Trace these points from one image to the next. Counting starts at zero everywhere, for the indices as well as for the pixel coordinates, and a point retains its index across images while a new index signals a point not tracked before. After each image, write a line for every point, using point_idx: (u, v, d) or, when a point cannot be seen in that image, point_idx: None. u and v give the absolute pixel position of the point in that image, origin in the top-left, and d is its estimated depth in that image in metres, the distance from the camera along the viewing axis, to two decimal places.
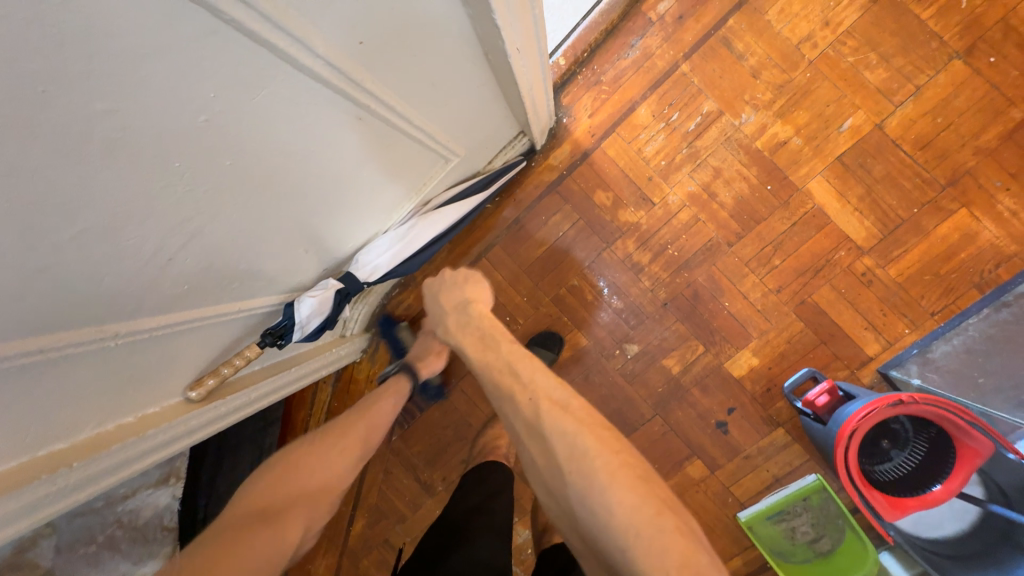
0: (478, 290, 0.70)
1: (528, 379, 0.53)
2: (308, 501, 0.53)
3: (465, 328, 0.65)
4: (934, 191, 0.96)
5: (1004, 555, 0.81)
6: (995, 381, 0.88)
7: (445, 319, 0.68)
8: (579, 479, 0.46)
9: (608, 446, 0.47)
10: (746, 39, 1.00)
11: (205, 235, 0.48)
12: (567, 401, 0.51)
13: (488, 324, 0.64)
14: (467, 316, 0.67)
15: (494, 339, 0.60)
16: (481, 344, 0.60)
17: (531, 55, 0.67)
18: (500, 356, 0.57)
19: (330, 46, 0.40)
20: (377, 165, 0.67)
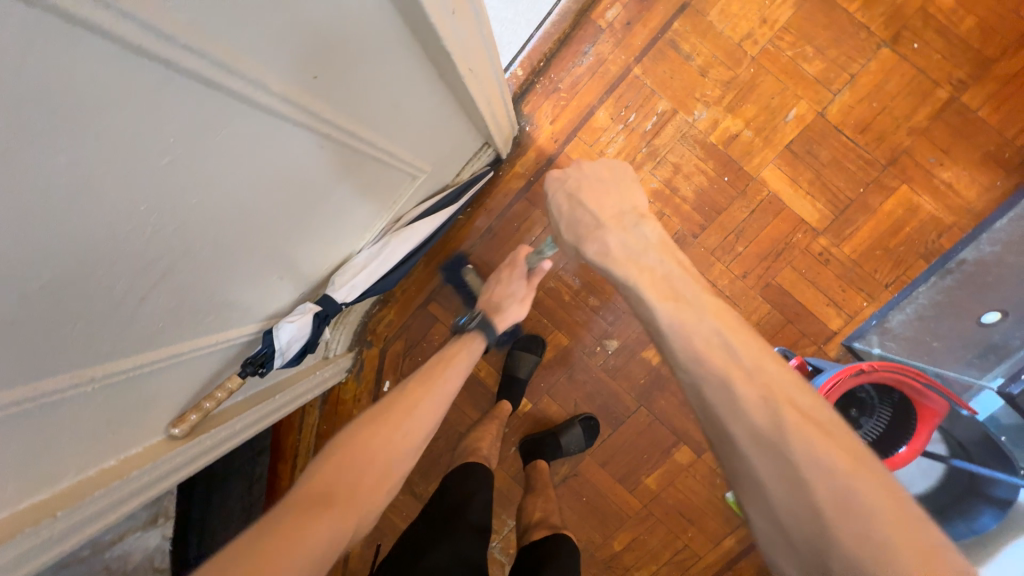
0: (635, 207, 0.64)
1: (754, 364, 0.48)
2: (369, 482, 0.60)
3: (632, 255, 0.59)
4: (877, 171, 1.02)
5: (967, 506, 0.88)
6: (947, 342, 0.97)
7: (602, 233, 0.62)
8: (850, 528, 0.40)
9: (884, 492, 0.41)
10: (691, 40, 1.05)
11: (175, 272, 0.49)
12: (818, 414, 0.46)
13: (671, 267, 0.58)
14: (639, 238, 0.61)
15: (687, 289, 0.55)
16: (670, 295, 0.55)
17: (486, 71, 0.69)
18: (708, 317, 0.52)
19: (285, 82, 0.42)
20: (345, 187, 0.68)
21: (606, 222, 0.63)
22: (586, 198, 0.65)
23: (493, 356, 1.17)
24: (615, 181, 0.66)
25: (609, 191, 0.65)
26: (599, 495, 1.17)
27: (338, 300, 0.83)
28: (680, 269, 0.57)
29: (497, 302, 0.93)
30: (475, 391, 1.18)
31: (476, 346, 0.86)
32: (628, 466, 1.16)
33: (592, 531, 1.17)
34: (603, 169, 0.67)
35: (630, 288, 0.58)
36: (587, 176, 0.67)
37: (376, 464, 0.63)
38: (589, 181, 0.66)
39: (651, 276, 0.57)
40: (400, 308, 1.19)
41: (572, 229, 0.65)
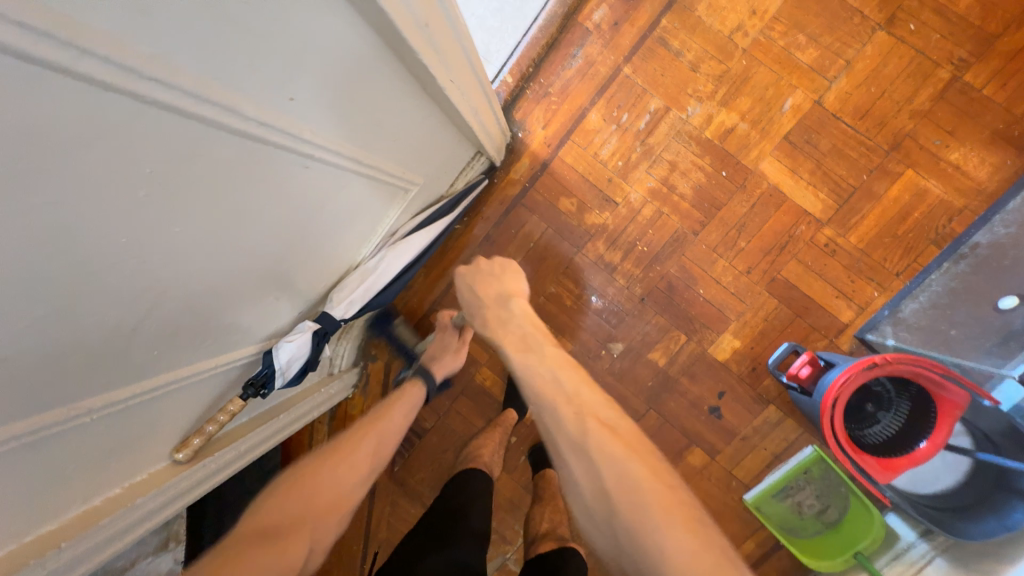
0: (508, 290, 0.74)
1: (573, 392, 0.53)
2: (309, 516, 0.56)
3: (498, 322, 0.68)
4: (880, 157, 0.99)
5: (998, 501, 0.83)
6: (965, 330, 0.92)
7: (482, 312, 0.71)
8: (626, 502, 0.44)
9: (651, 471, 0.46)
10: (680, 37, 1.04)
11: (166, 301, 0.49)
12: (615, 423, 0.51)
13: (527, 325, 0.66)
14: (506, 313, 0.69)
15: (535, 344, 0.62)
16: (519, 343, 0.62)
17: (467, 81, 0.69)
18: (546, 360, 0.58)
19: (260, 107, 0.42)
20: (334, 206, 0.68)
21: (485, 303, 0.72)
22: (474, 276, 0.77)
23: (498, 364, 1.17)
24: (500, 271, 0.77)
25: (498, 277, 0.76)
26: None
27: (337, 317, 0.83)
28: (535, 330, 0.65)
29: (431, 355, 0.99)
30: (481, 400, 1.17)
31: (416, 392, 0.87)
32: None
33: None
34: (494, 264, 0.79)
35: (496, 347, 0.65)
36: (480, 271, 0.77)
37: (319, 497, 0.59)
38: (484, 275, 0.77)
39: (508, 337, 0.64)
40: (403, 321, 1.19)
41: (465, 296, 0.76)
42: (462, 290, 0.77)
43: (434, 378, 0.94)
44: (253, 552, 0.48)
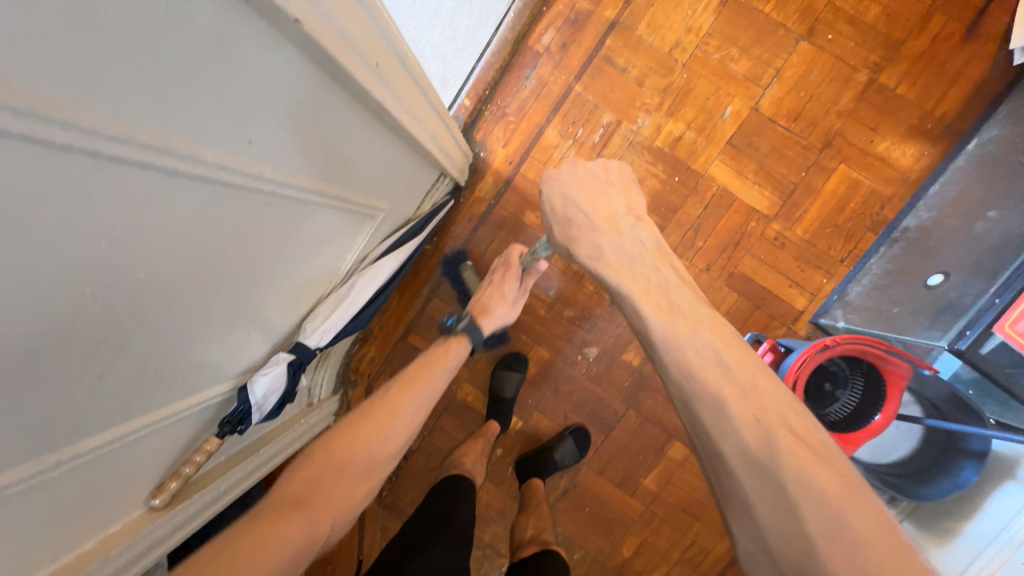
0: (629, 212, 0.68)
1: (749, 386, 0.50)
2: (342, 487, 0.65)
3: (627, 262, 0.63)
4: (815, 155, 1.08)
5: (949, 463, 0.90)
6: (905, 307, 1.01)
7: (599, 236, 0.66)
8: (836, 549, 0.41)
9: (862, 513, 0.43)
10: (625, 54, 1.11)
11: (133, 345, 0.49)
12: (807, 435, 0.47)
13: (667, 280, 0.61)
14: (630, 245, 0.65)
15: (682, 305, 0.58)
16: (663, 305, 0.58)
17: (423, 110, 0.72)
18: (699, 329, 0.54)
19: (218, 151, 0.43)
20: (301, 238, 0.69)
21: (601, 226, 0.66)
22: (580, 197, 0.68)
23: (478, 378, 1.18)
24: (613, 186, 0.70)
25: (606, 194, 0.69)
26: (601, 503, 1.18)
27: (312, 346, 0.83)
28: (674, 278, 0.62)
29: (486, 303, 0.94)
30: (465, 415, 1.18)
31: (458, 349, 0.88)
32: (625, 470, 1.17)
33: (599, 540, 1.18)
34: (602, 169, 0.71)
35: (626, 290, 0.61)
36: (586, 188, 0.69)
37: (351, 468, 0.67)
38: (593, 184, 0.70)
39: (639, 270, 0.62)
40: (380, 344, 1.20)
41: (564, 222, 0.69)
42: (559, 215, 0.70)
43: (482, 332, 0.91)
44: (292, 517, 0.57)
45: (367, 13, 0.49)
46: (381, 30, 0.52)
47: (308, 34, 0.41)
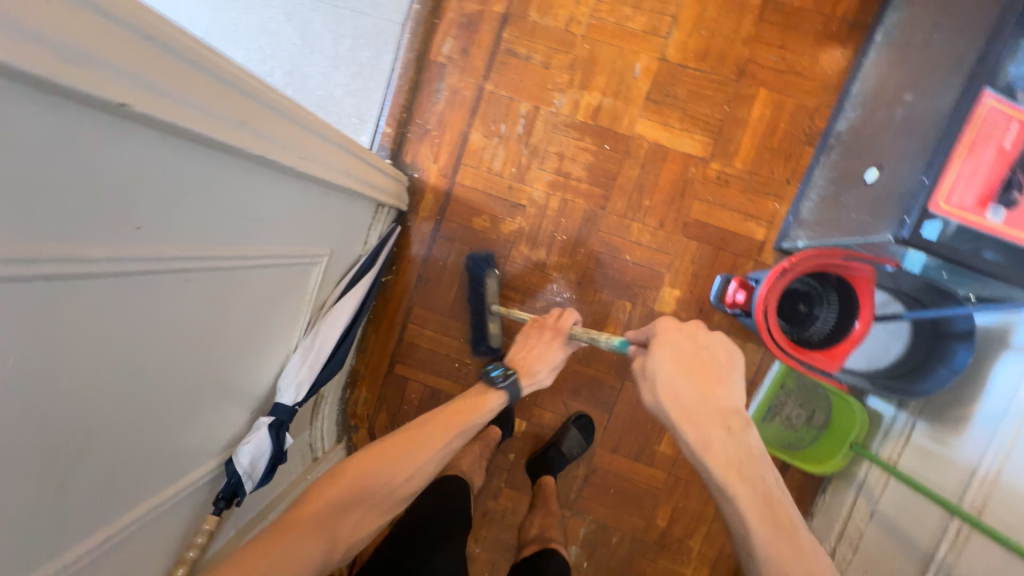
0: (734, 399, 0.61)
1: None
2: (362, 512, 0.65)
3: (733, 463, 0.56)
4: (732, 87, 1.07)
5: (943, 350, 0.88)
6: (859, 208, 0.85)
7: (699, 429, 0.59)
8: None
9: None
10: (524, 43, 1.12)
11: (86, 449, 0.51)
12: None
13: (767, 487, 0.55)
14: (739, 445, 0.57)
15: (783, 520, 0.53)
16: (766, 519, 0.53)
17: (321, 150, 0.73)
18: (807, 565, 0.50)
19: (109, 245, 0.44)
20: (240, 306, 0.70)
21: (703, 415, 0.59)
22: (691, 376, 0.62)
23: None
24: (725, 368, 0.62)
25: (710, 379, 0.61)
26: (624, 481, 1.17)
27: (288, 404, 0.83)
28: (776, 484, 0.56)
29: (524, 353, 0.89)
30: None
31: (494, 403, 0.83)
32: (638, 442, 1.16)
33: (633, 518, 1.17)
34: (716, 345, 0.64)
35: (723, 496, 0.56)
36: (700, 359, 0.63)
37: (372, 500, 0.66)
38: (693, 360, 0.63)
39: (748, 474, 0.56)
40: (370, 383, 1.21)
41: (669, 400, 0.61)
42: (669, 383, 0.62)
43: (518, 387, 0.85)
44: (312, 539, 0.58)
45: (207, 75, 0.48)
46: (231, 87, 0.52)
47: (141, 113, 0.41)
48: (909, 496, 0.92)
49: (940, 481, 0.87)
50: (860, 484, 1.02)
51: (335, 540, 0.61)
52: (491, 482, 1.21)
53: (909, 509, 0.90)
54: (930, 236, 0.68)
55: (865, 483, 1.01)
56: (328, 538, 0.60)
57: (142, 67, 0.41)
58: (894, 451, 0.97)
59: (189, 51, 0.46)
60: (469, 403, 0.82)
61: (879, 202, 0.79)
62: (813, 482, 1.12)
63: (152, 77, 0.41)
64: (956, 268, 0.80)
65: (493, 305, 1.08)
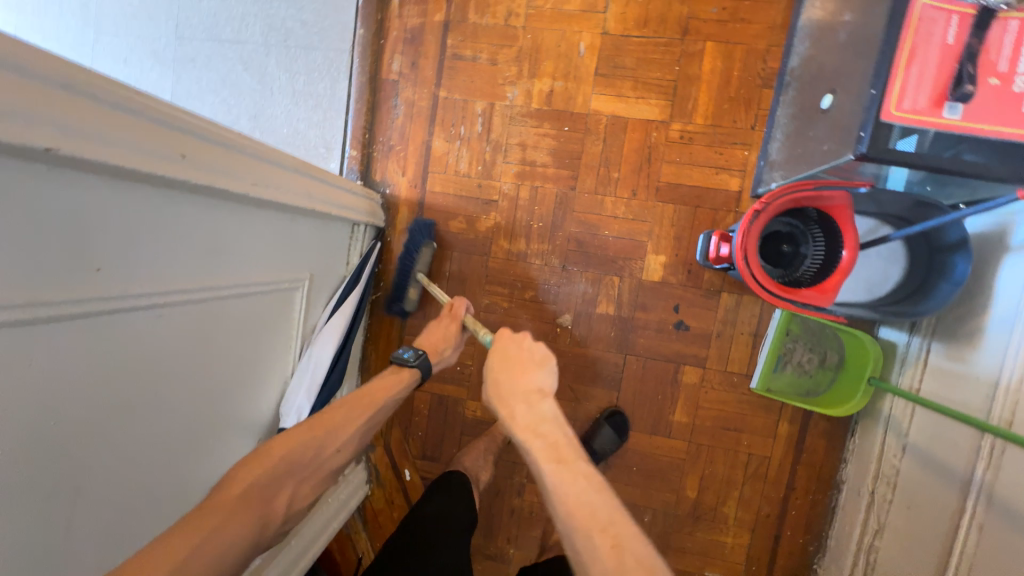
0: (537, 378, 0.70)
1: (608, 521, 0.52)
2: (292, 486, 0.68)
3: (531, 423, 0.63)
4: (679, 46, 1.07)
5: (940, 263, 0.85)
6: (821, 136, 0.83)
7: (508, 402, 0.67)
8: None
9: None
10: (469, 45, 1.14)
11: (85, 490, 0.54)
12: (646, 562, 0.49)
13: (558, 429, 0.63)
14: (539, 412, 0.65)
15: (565, 451, 0.59)
16: (550, 451, 0.59)
17: (284, 178, 0.75)
18: (581, 479, 0.56)
19: (70, 289, 0.47)
20: (225, 337, 0.72)
21: (513, 392, 0.68)
22: (505, 361, 0.72)
23: (478, 391, 1.20)
24: (529, 356, 0.73)
25: (519, 364, 0.71)
26: (645, 458, 1.15)
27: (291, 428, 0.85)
28: (567, 431, 0.63)
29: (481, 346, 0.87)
30: (481, 430, 1.21)
31: (407, 379, 0.88)
32: (653, 416, 1.14)
33: (662, 493, 1.15)
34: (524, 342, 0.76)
35: (523, 451, 0.62)
36: (511, 350, 0.74)
37: (300, 475, 0.70)
38: (508, 350, 0.74)
39: (546, 433, 0.62)
40: None
41: (490, 384, 0.70)
42: (491, 370, 0.72)
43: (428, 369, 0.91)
44: (244, 512, 0.60)
45: (142, 116, 0.49)
46: (173, 125, 0.53)
47: (70, 156, 0.42)
48: (939, 423, 0.87)
49: (965, 400, 0.82)
50: (886, 419, 0.99)
51: (269, 518, 0.63)
52: (514, 480, 1.21)
53: (942, 439, 0.86)
54: (908, 147, 0.66)
55: (891, 418, 0.97)
56: (261, 512, 0.62)
57: (64, 113, 0.42)
58: (915, 379, 0.93)
59: (119, 95, 0.47)
60: (384, 382, 0.86)
61: (837, 126, 0.77)
62: (840, 427, 1.08)
63: (84, 124, 0.43)
64: (939, 177, 0.77)
65: (418, 273, 1.11)
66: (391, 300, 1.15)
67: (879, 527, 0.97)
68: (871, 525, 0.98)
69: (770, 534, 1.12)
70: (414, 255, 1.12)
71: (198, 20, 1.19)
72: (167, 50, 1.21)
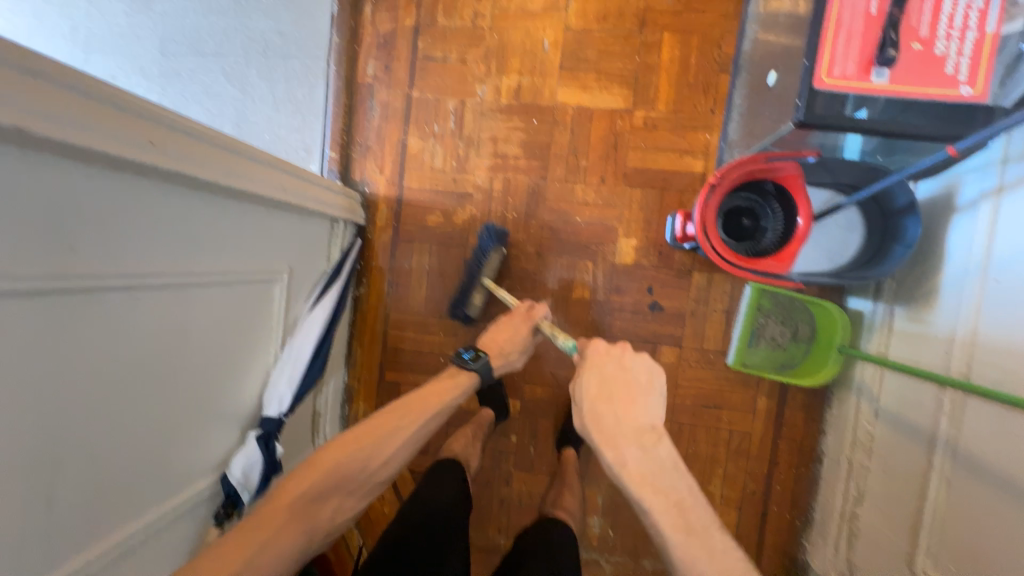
0: (651, 416, 0.63)
1: None
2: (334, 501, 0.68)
3: (647, 474, 0.58)
4: (638, 38, 1.12)
5: (894, 227, 0.88)
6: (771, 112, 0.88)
7: (621, 445, 0.60)
8: None
9: None
10: (439, 46, 1.20)
11: (64, 463, 0.56)
12: None
13: (682, 488, 0.58)
14: (655, 459, 0.59)
15: (694, 518, 0.56)
16: (676, 514, 0.56)
17: (254, 169, 0.79)
18: (712, 550, 0.53)
19: (41, 263, 0.50)
20: (203, 324, 0.75)
21: (627, 432, 0.61)
22: (611, 394, 0.65)
23: None
24: (638, 385, 0.66)
25: (629, 397, 0.64)
26: None
27: (274, 415, 0.88)
28: (690, 487, 0.58)
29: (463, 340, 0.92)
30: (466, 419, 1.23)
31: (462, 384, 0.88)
32: None
33: None
34: (629, 364, 0.68)
35: (640, 504, 0.57)
36: (615, 379, 0.66)
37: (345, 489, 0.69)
38: (612, 378, 0.66)
39: (672, 496, 0.57)
40: (365, 395, 1.24)
41: (595, 417, 0.63)
42: (595, 401, 0.64)
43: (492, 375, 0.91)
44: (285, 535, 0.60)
45: (107, 104, 0.53)
46: (134, 112, 0.56)
47: (41, 135, 0.46)
48: (905, 384, 0.89)
49: (926, 359, 0.85)
50: (859, 386, 1.01)
51: (314, 530, 0.64)
52: (500, 467, 1.23)
53: (908, 400, 0.87)
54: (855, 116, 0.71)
55: (863, 384, 0.99)
56: (308, 526, 0.63)
57: (32, 98, 0.46)
58: (882, 343, 0.96)
59: (82, 82, 0.51)
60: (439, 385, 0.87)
61: (783, 100, 0.81)
62: (818, 399, 1.10)
63: (48, 107, 0.47)
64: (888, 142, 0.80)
65: (484, 278, 1.10)
66: (455, 302, 1.13)
67: (859, 494, 0.98)
68: (852, 492, 0.99)
69: (757, 510, 1.13)
70: (483, 259, 1.11)
71: (182, 36, 1.25)
72: (153, 66, 1.26)
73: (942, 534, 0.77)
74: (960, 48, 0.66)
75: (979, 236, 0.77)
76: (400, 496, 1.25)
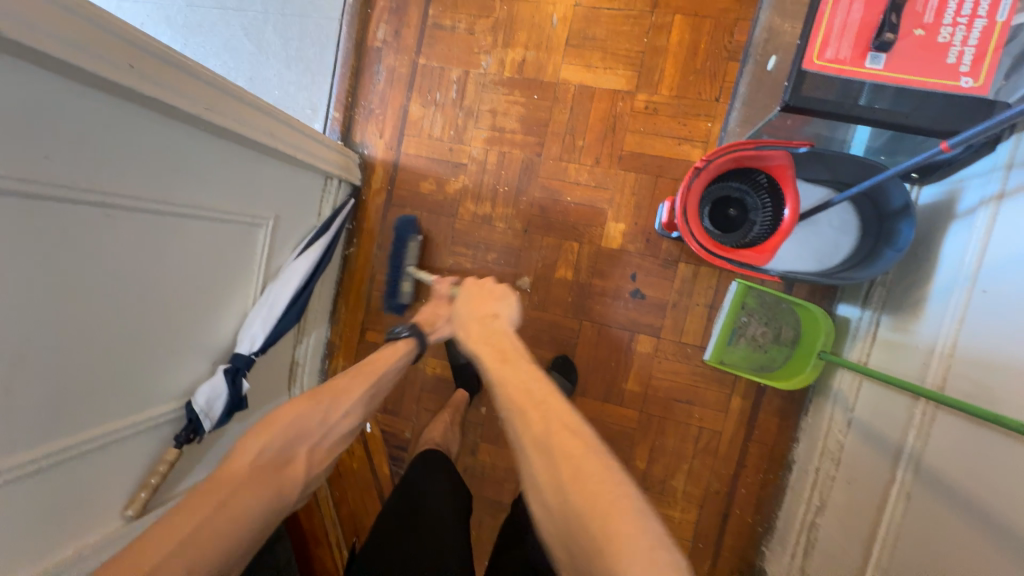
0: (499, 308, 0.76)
1: (536, 396, 0.55)
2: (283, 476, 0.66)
3: (483, 335, 0.69)
4: (648, 18, 1.10)
5: (888, 229, 0.85)
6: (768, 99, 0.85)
7: (467, 323, 0.73)
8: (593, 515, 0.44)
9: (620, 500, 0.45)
10: (449, 15, 1.20)
11: (29, 361, 0.60)
12: (576, 427, 0.51)
13: (506, 338, 0.67)
14: (491, 328, 0.70)
15: (509, 352, 0.64)
16: (494, 351, 0.64)
17: (242, 111, 0.81)
18: (516, 368, 0.60)
19: (15, 166, 0.53)
20: (182, 254, 0.78)
21: (473, 315, 0.74)
22: (470, 296, 0.79)
23: (439, 349, 1.24)
24: (492, 292, 0.79)
25: (481, 298, 0.77)
26: (596, 424, 1.15)
27: (245, 352, 0.91)
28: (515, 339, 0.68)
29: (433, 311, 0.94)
30: (440, 387, 1.25)
31: (404, 350, 0.87)
32: (605, 382, 1.14)
33: None
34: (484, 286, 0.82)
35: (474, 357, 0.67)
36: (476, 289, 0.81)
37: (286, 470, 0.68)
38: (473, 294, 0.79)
39: (591, 463, 0.48)
40: (345, 352, 1.27)
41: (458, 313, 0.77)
42: (460, 302, 0.79)
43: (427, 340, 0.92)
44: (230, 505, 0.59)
45: (90, 23, 0.56)
46: (118, 35, 0.59)
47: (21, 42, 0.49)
48: (881, 393, 0.85)
49: (902, 369, 0.81)
50: (836, 394, 0.97)
51: (274, 499, 0.64)
52: (468, 439, 1.24)
53: (881, 410, 0.84)
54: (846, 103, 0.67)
55: (840, 393, 0.96)
56: (256, 497, 0.62)
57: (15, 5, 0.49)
58: (863, 351, 0.92)
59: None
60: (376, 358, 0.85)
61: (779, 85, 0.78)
62: (794, 406, 1.07)
63: (30, 17, 0.50)
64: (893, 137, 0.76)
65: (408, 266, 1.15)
66: (387, 294, 1.18)
67: (821, 504, 0.95)
68: (815, 502, 0.96)
69: (720, 511, 1.10)
70: (402, 250, 1.17)
71: None
72: (178, 16, 1.31)
73: (894, 548, 0.74)
74: (966, 36, 0.62)
75: (970, 246, 0.73)
76: (370, 455, 1.28)
